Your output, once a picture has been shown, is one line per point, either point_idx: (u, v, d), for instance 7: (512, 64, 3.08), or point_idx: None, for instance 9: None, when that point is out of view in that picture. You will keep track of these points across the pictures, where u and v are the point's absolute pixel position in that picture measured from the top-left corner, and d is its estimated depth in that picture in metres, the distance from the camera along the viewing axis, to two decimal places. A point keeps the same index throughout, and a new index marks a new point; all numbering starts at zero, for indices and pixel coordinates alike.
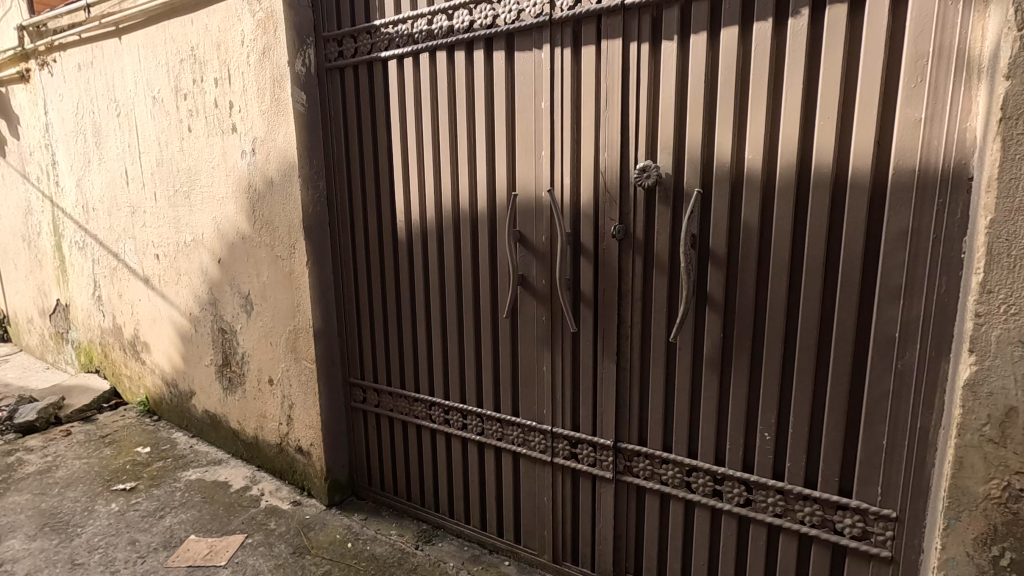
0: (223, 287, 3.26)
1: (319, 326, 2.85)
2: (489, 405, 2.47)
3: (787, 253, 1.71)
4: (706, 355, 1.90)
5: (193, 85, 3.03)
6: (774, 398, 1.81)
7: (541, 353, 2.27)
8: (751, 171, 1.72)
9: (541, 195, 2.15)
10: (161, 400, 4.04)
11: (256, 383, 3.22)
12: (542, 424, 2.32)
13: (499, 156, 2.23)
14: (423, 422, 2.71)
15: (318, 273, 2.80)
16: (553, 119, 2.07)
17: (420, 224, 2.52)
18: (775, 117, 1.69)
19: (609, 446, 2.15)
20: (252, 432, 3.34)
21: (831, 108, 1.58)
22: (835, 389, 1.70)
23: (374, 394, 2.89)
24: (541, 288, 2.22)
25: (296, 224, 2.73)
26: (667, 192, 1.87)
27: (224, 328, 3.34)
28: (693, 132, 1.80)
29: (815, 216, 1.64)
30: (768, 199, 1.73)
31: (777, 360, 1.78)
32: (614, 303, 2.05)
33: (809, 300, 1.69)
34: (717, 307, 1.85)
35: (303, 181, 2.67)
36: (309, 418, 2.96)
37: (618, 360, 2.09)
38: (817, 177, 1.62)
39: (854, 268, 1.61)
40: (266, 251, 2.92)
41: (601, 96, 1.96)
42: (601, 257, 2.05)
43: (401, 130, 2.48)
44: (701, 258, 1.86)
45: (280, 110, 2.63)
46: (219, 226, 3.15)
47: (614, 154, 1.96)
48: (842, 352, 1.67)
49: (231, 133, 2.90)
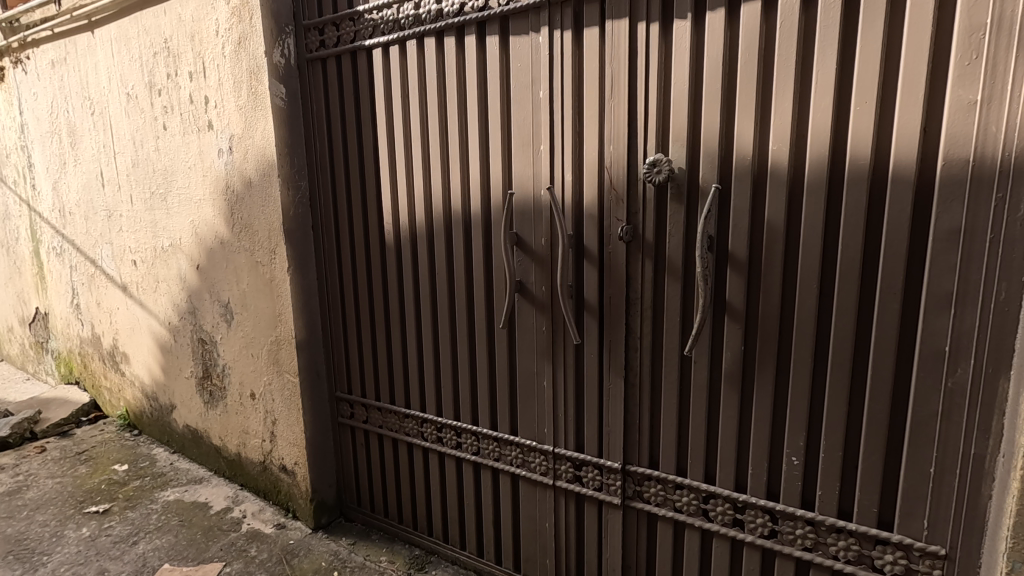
0: (202, 295, 3.06)
1: (303, 337, 2.65)
2: (486, 423, 2.28)
3: (818, 255, 1.51)
4: (725, 370, 1.71)
5: (168, 80, 2.84)
6: (803, 418, 1.61)
7: (541, 367, 2.08)
8: (776, 164, 1.53)
9: (539, 194, 1.95)
10: (142, 414, 3.84)
11: (238, 398, 3.02)
12: (543, 444, 2.12)
13: (494, 151, 2.03)
14: (414, 440, 2.52)
15: (301, 280, 2.60)
16: (553, 110, 1.88)
17: (409, 226, 2.33)
18: (803, 103, 1.50)
19: (617, 469, 1.95)
20: (234, 449, 3.14)
21: (869, 92, 1.39)
22: (874, 409, 1.50)
23: (362, 409, 2.69)
24: (540, 296, 2.03)
25: (276, 227, 2.53)
26: (680, 189, 1.69)
27: (204, 339, 3.14)
28: (710, 122, 1.61)
29: (851, 213, 1.45)
30: (796, 195, 1.54)
31: (807, 375, 1.58)
32: (621, 313, 1.86)
33: (844, 309, 1.50)
34: (737, 316, 1.65)
35: (283, 181, 2.48)
36: (294, 435, 2.76)
37: (626, 375, 1.90)
38: (853, 169, 1.43)
39: (897, 273, 1.42)
40: (246, 257, 2.72)
41: (605, 83, 1.77)
42: (607, 262, 1.86)
43: (388, 125, 2.29)
44: (719, 262, 1.67)
45: (257, 104, 2.44)
46: (197, 231, 2.96)
47: (621, 147, 1.77)
48: (882, 367, 1.47)
49: (208, 130, 2.71)
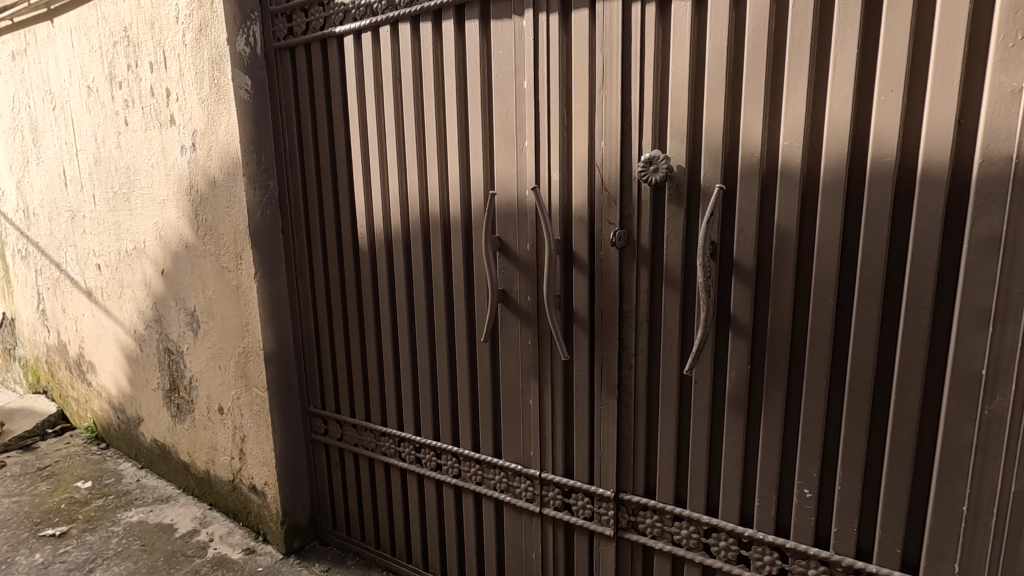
0: (167, 302, 2.86)
1: (272, 349, 2.46)
2: (467, 444, 2.10)
3: (836, 265, 1.34)
4: (729, 392, 1.53)
5: (128, 71, 2.64)
6: (817, 446, 1.44)
7: (527, 384, 1.90)
8: (788, 161, 1.36)
9: (524, 196, 1.78)
10: (110, 427, 3.64)
11: (206, 412, 2.82)
12: (529, 469, 1.94)
13: (474, 149, 1.85)
14: (391, 460, 2.33)
15: (270, 287, 2.41)
16: (538, 102, 1.70)
17: (385, 230, 2.14)
18: (819, 92, 1.33)
19: (609, 497, 1.78)
20: (203, 466, 2.95)
21: (896, 79, 1.23)
22: (898, 439, 1.33)
23: (336, 425, 2.51)
24: (525, 307, 1.84)
25: (242, 230, 2.34)
26: (679, 190, 1.51)
27: (169, 349, 2.94)
28: (713, 115, 1.44)
29: (873, 218, 1.28)
30: (810, 196, 1.37)
31: (821, 399, 1.41)
32: (614, 326, 1.68)
33: (864, 325, 1.33)
34: (743, 332, 1.48)
35: (249, 180, 2.29)
36: (263, 454, 2.57)
37: (619, 395, 1.72)
38: (876, 167, 1.26)
39: (927, 285, 1.24)
40: (211, 262, 2.53)
41: (596, 71, 1.60)
42: (598, 270, 1.68)
43: (361, 120, 2.11)
44: (722, 271, 1.50)
45: (220, 96, 2.25)
46: (162, 234, 2.76)
47: (613, 143, 1.59)
48: (908, 391, 1.30)
49: (169, 126, 2.52)
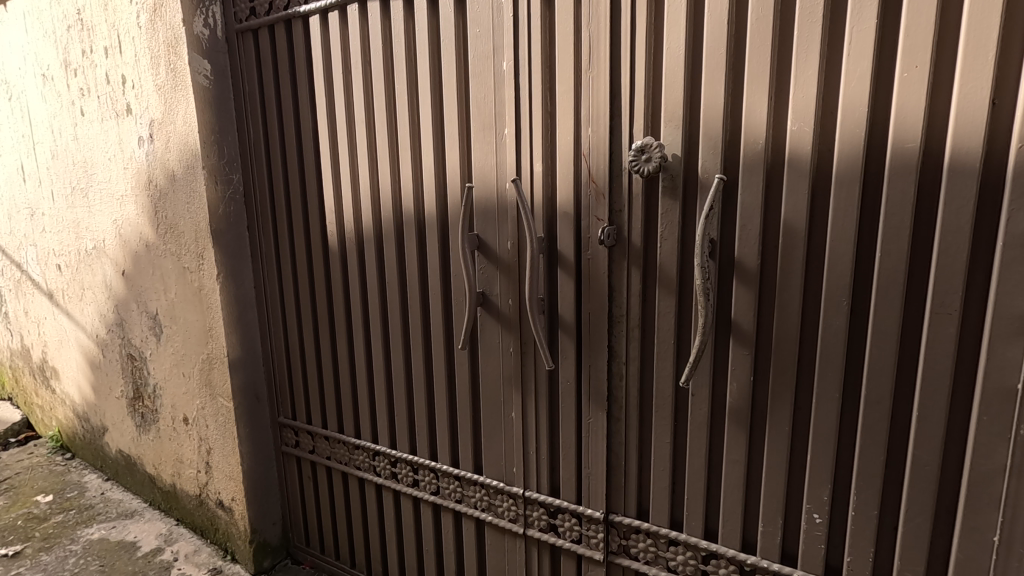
0: (128, 305, 2.68)
1: (237, 355, 2.29)
2: (446, 459, 1.94)
3: (851, 265, 1.19)
4: (730, 405, 1.39)
5: (82, 57, 2.46)
6: (829, 467, 1.29)
7: (509, 395, 1.74)
8: (797, 147, 1.21)
9: (503, 189, 1.62)
10: (74, 436, 3.45)
11: (170, 422, 2.64)
12: (512, 486, 1.79)
13: (450, 138, 1.69)
14: (365, 475, 2.17)
15: (234, 289, 2.24)
16: (519, 85, 1.54)
17: (356, 228, 1.98)
18: (832, 71, 1.18)
19: (599, 519, 1.63)
20: (169, 479, 2.77)
21: (922, 53, 1.07)
22: (921, 460, 1.19)
23: (307, 437, 2.34)
24: (506, 311, 1.69)
25: (203, 228, 2.17)
26: (675, 181, 1.36)
27: (132, 355, 2.76)
28: (712, 97, 1.28)
29: (893, 211, 1.13)
30: (821, 188, 1.22)
31: (834, 415, 1.26)
32: (603, 333, 1.53)
33: (882, 332, 1.18)
34: (746, 339, 1.33)
35: (209, 174, 2.12)
36: (230, 468, 2.40)
37: (609, 409, 1.57)
38: (897, 154, 1.11)
39: (956, 287, 1.10)
40: (171, 262, 2.35)
41: (582, 50, 1.44)
42: (585, 271, 1.52)
43: (328, 107, 1.94)
44: (722, 271, 1.35)
45: (177, 83, 2.08)
46: (121, 232, 2.58)
47: (601, 130, 1.44)
48: (932, 407, 1.16)
49: (126, 115, 2.33)
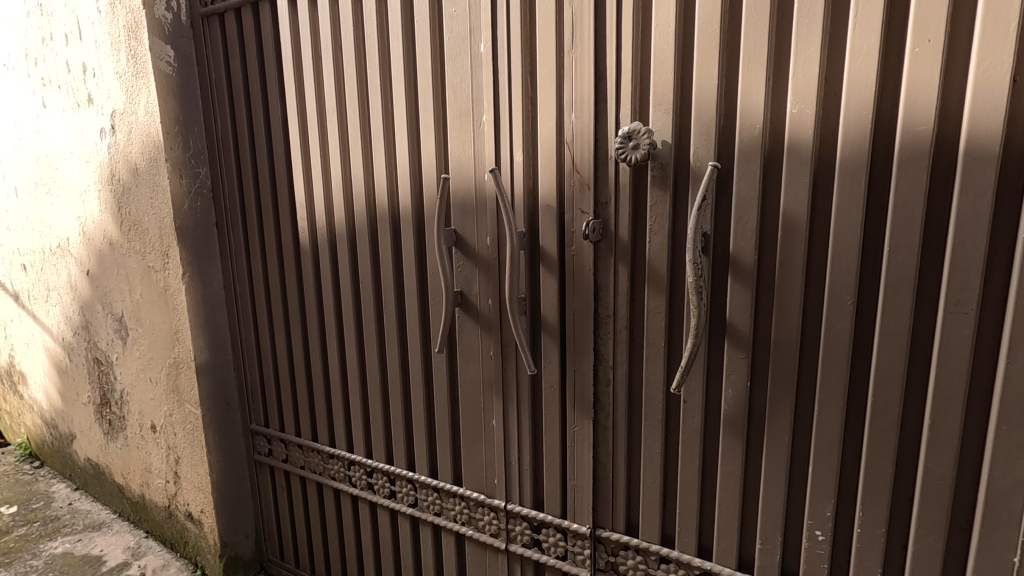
0: (94, 307, 2.55)
1: (205, 359, 2.16)
2: (424, 469, 1.83)
3: (857, 260, 1.09)
4: (725, 413, 1.28)
5: (42, 45, 2.33)
6: (833, 480, 1.18)
7: (489, 402, 1.63)
8: (799, 131, 1.10)
9: (482, 181, 1.51)
10: (43, 443, 3.30)
11: (138, 430, 2.51)
12: (493, 499, 1.68)
13: (425, 126, 1.58)
14: (340, 485, 2.05)
15: (201, 289, 2.12)
16: (497, 69, 1.43)
17: (328, 224, 1.86)
18: (835, 47, 1.07)
19: (585, 534, 1.51)
20: (138, 489, 2.64)
21: (936, 25, 0.97)
22: (934, 474, 1.08)
23: (280, 445, 2.21)
24: (485, 312, 1.57)
25: (167, 225, 2.04)
26: (665, 171, 1.25)
27: (98, 359, 2.62)
28: (705, 79, 1.18)
29: (903, 201, 1.03)
30: (824, 176, 1.11)
31: (838, 424, 1.16)
32: (589, 335, 1.42)
33: (890, 332, 1.08)
34: (742, 341, 1.22)
35: (173, 167, 1.99)
36: (199, 478, 2.27)
37: (595, 417, 1.46)
38: (908, 138, 1.01)
39: (972, 284, 1.00)
40: (136, 261, 2.22)
41: (564, 29, 1.33)
42: (569, 268, 1.41)
43: (298, 95, 1.82)
44: (716, 268, 1.24)
45: (138, 70, 1.95)
46: (85, 229, 2.45)
47: (586, 115, 1.33)
48: (945, 416, 1.06)
49: (87, 105, 2.20)
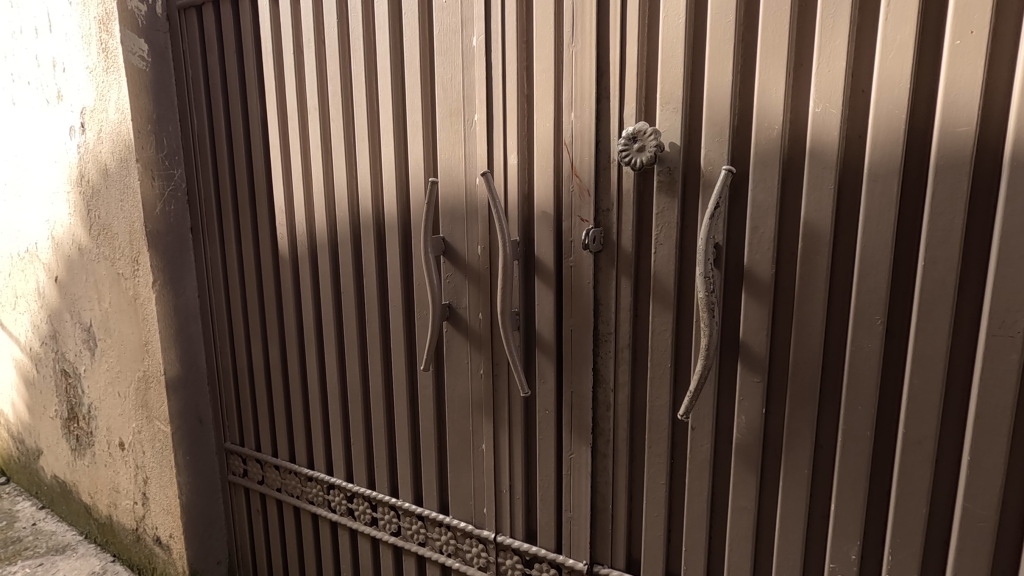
0: (62, 316, 2.41)
1: (176, 374, 2.03)
2: (408, 495, 1.70)
3: (888, 276, 0.98)
4: (737, 442, 1.16)
5: (11, 38, 2.20)
6: (858, 520, 1.07)
7: (478, 425, 1.50)
8: (823, 132, 1.00)
9: (473, 186, 1.39)
10: (10, 459, 3.13)
11: (106, 447, 2.36)
12: (482, 530, 1.55)
13: (412, 126, 1.47)
14: (318, 510, 1.91)
15: (174, 299, 1.99)
16: (491, 65, 1.33)
17: (308, 232, 1.74)
18: (864, 40, 0.97)
19: (581, 571, 1.39)
20: (105, 510, 2.48)
21: (980, 15, 0.87)
22: (974, 517, 0.97)
23: (256, 465, 2.07)
24: (475, 326, 1.45)
25: (137, 229, 1.91)
26: (673, 175, 1.14)
27: (66, 371, 2.47)
28: (718, 75, 1.08)
29: (940, 211, 0.93)
30: (850, 182, 1.01)
31: (865, 457, 1.04)
32: (587, 354, 1.30)
33: (925, 357, 0.97)
34: (757, 364, 1.11)
35: (144, 168, 1.86)
36: (168, 500, 2.13)
37: (594, 444, 1.34)
38: (947, 142, 0.91)
39: (1020, 304, 0.89)
40: (105, 268, 2.09)
41: (564, 21, 1.23)
42: (566, 281, 1.30)
43: (278, 91, 1.71)
44: (728, 283, 1.13)
45: (108, 64, 1.84)
46: (54, 234, 2.31)
47: (586, 115, 1.22)
48: (987, 452, 0.95)
49: (58, 101, 2.07)
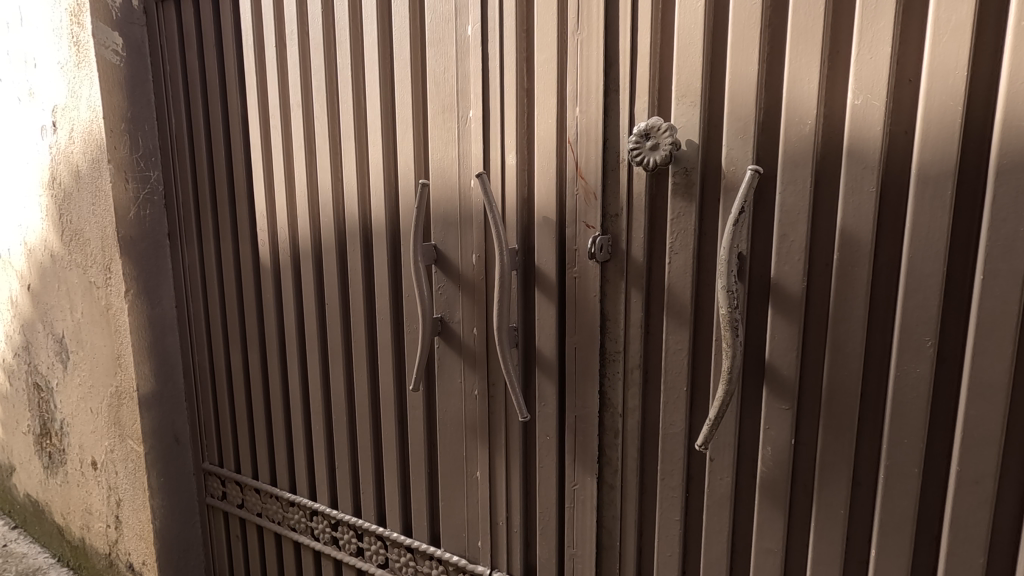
0: (35, 327, 2.27)
1: (151, 390, 1.90)
2: (396, 524, 1.56)
3: (939, 292, 0.86)
4: (763, 477, 1.03)
5: None
6: (903, 568, 0.94)
7: (472, 450, 1.37)
8: (863, 127, 0.88)
9: (468, 189, 1.27)
10: None
11: (79, 466, 2.22)
12: (475, 565, 1.41)
13: (402, 124, 1.35)
14: (301, 538, 1.77)
15: (149, 310, 1.86)
16: (487, 56, 1.21)
17: (291, 239, 1.62)
18: (911, 24, 0.85)
19: None
20: (78, 532, 2.34)
21: None
22: None
23: (236, 488, 1.94)
24: (470, 342, 1.33)
25: (109, 235, 1.79)
26: (690, 176, 1.02)
27: (38, 385, 2.34)
28: (741, 65, 0.96)
29: (1002, 219, 0.81)
30: (894, 186, 0.89)
31: (911, 498, 0.92)
32: (593, 375, 1.18)
33: (983, 386, 0.84)
34: (785, 389, 0.99)
35: (116, 169, 1.74)
36: (141, 525, 1.99)
37: (600, 474, 1.21)
38: (1010, 139, 0.79)
39: None
40: (77, 276, 1.96)
41: (568, 7, 1.11)
42: (570, 295, 1.18)
43: (260, 87, 1.59)
44: (753, 297, 1.01)
45: (80, 58, 1.72)
46: (27, 241, 2.18)
47: (592, 110, 1.10)
48: None
49: (29, 99, 1.95)
